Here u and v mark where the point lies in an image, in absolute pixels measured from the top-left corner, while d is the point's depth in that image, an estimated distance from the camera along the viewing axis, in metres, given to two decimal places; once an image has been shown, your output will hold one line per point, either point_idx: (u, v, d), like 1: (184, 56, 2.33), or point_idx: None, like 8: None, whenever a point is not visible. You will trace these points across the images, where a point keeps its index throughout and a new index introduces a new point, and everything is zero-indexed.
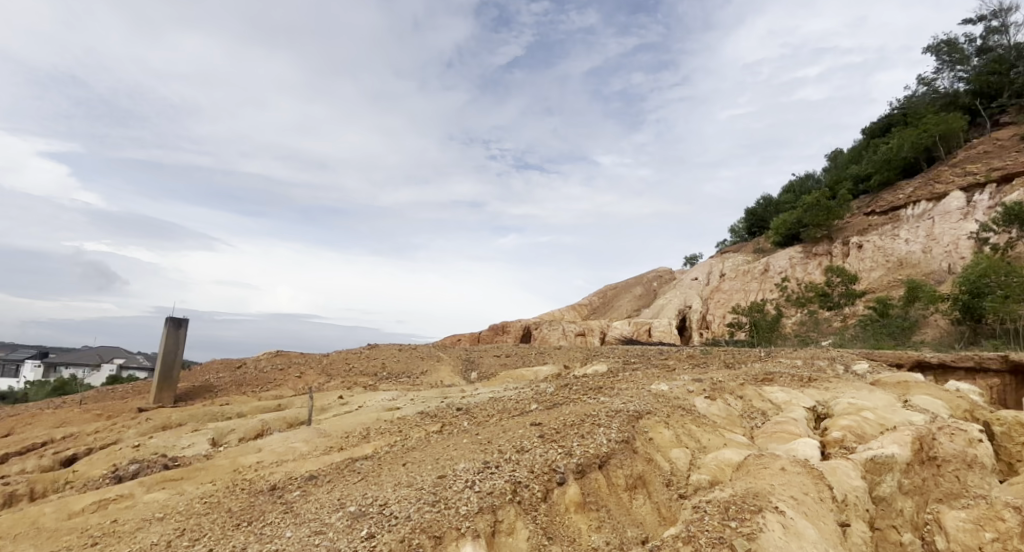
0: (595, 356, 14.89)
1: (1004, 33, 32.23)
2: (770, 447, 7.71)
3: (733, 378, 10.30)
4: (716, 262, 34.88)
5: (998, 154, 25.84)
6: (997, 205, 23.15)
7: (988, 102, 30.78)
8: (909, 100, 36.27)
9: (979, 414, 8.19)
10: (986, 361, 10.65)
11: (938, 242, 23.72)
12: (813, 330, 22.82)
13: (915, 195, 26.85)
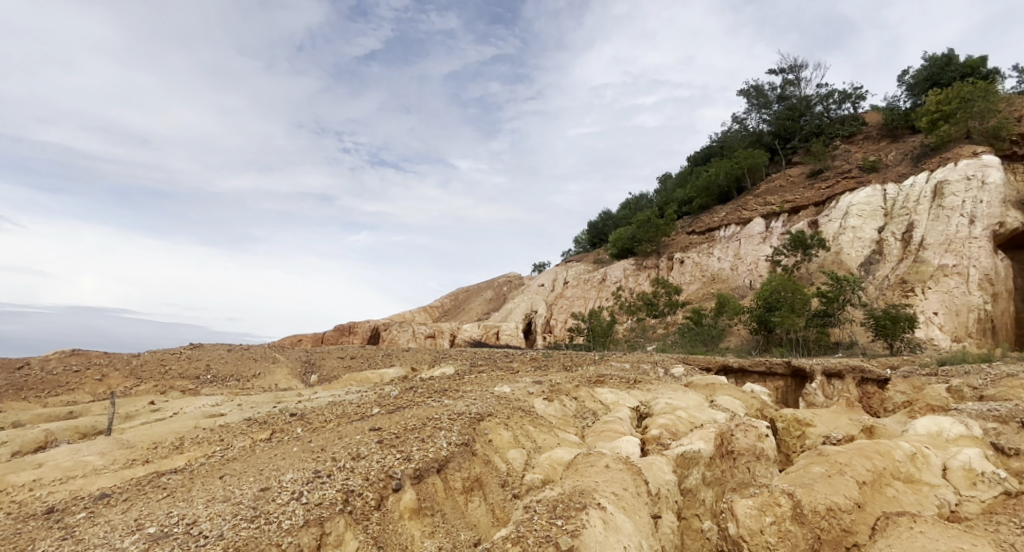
0: (443, 357, 14.96)
1: (798, 86, 37.02)
2: (597, 446, 8.17)
3: (570, 380, 10.73)
4: (562, 270, 36.99)
5: (791, 189, 30.26)
6: (787, 231, 26.97)
7: (784, 143, 36.15)
8: (726, 134, 41.22)
9: (768, 412, 9.37)
10: (774, 366, 11.84)
11: (743, 260, 27.09)
12: (640, 336, 25.27)
13: (727, 218, 30.56)
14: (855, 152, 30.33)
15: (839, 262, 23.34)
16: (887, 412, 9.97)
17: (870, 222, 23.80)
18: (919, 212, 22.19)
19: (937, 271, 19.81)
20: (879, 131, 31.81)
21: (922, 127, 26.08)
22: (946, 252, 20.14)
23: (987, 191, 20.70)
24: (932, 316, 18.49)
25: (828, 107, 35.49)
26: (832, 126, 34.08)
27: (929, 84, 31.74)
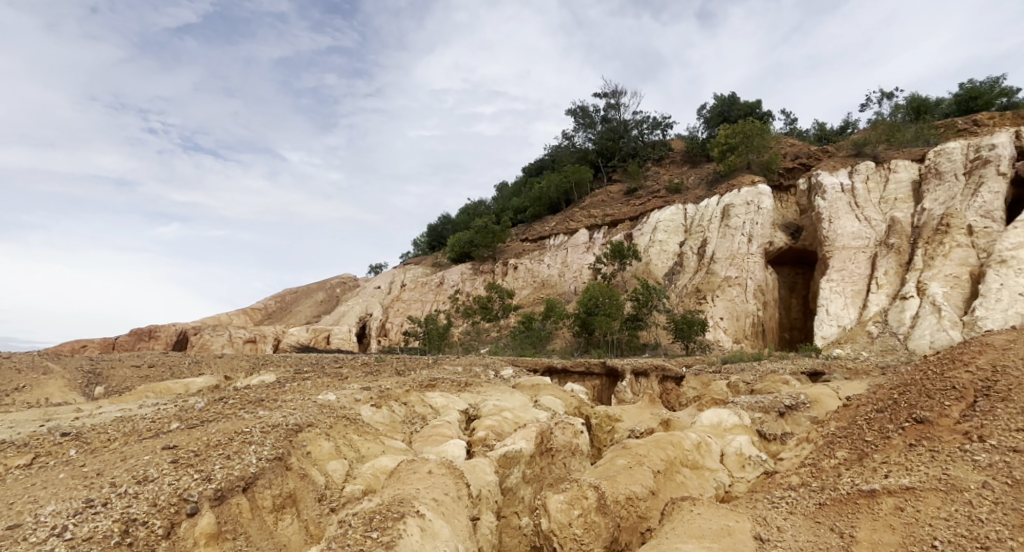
0: (264, 365, 13.96)
1: (617, 110, 41.20)
2: (423, 451, 8.08)
3: (401, 385, 10.58)
4: (398, 272, 36.34)
5: (610, 204, 32.46)
6: (607, 242, 28.81)
7: (606, 161, 39.50)
8: (557, 149, 44.14)
9: (585, 409, 10.02)
10: (592, 366, 12.78)
11: (569, 267, 28.75)
12: (475, 340, 26.17)
13: (556, 227, 31.83)
14: (664, 174, 34.11)
15: (649, 272, 25.22)
16: (680, 406, 10.63)
17: (674, 237, 26.11)
18: (711, 231, 24.73)
19: (724, 283, 22.28)
20: (682, 156, 36.09)
21: (715, 156, 28.99)
22: (730, 266, 22.58)
23: (761, 214, 23.55)
24: (718, 321, 21.06)
25: (642, 132, 40.10)
26: (644, 149, 38.35)
27: (720, 119, 36.51)
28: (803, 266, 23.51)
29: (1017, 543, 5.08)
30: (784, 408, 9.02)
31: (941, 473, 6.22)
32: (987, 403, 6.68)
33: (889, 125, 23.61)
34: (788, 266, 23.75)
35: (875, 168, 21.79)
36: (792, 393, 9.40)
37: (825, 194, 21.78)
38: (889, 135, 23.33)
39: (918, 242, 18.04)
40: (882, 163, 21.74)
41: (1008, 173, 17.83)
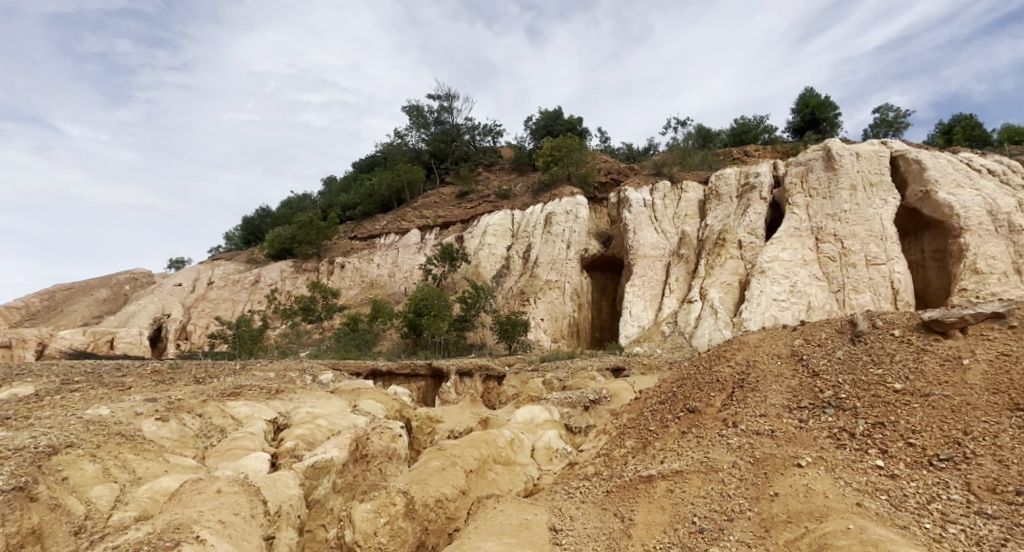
0: (16, 375, 11.66)
1: (450, 113, 42.10)
2: (218, 468, 7.33)
3: (196, 395, 9.56)
4: (205, 269, 31.69)
5: (442, 205, 32.40)
6: (437, 244, 28.36)
7: (439, 163, 39.94)
8: (390, 147, 43.76)
9: (406, 411, 10.04)
10: (418, 368, 12.84)
11: (400, 268, 27.73)
12: (294, 342, 24.38)
13: (386, 227, 30.64)
14: (494, 179, 35.34)
15: (478, 274, 24.70)
16: (499, 404, 11.14)
17: (502, 241, 25.98)
18: (535, 236, 25.09)
19: (546, 285, 22.52)
20: (511, 164, 37.33)
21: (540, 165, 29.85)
22: (552, 269, 22.95)
23: (578, 223, 24.48)
24: (539, 322, 21.05)
25: (475, 138, 41.55)
26: (476, 154, 39.46)
27: (544, 133, 39.01)
28: (614, 271, 24.92)
29: (753, 514, 6.11)
30: (588, 401, 9.73)
31: (703, 455, 7.14)
32: (740, 394, 7.82)
33: (681, 151, 26.17)
34: (601, 271, 24.98)
35: (670, 188, 23.43)
36: (596, 388, 10.15)
37: (630, 207, 22.92)
38: (681, 159, 25.83)
39: (702, 254, 19.66)
40: (675, 185, 23.55)
41: (768, 199, 20.11)
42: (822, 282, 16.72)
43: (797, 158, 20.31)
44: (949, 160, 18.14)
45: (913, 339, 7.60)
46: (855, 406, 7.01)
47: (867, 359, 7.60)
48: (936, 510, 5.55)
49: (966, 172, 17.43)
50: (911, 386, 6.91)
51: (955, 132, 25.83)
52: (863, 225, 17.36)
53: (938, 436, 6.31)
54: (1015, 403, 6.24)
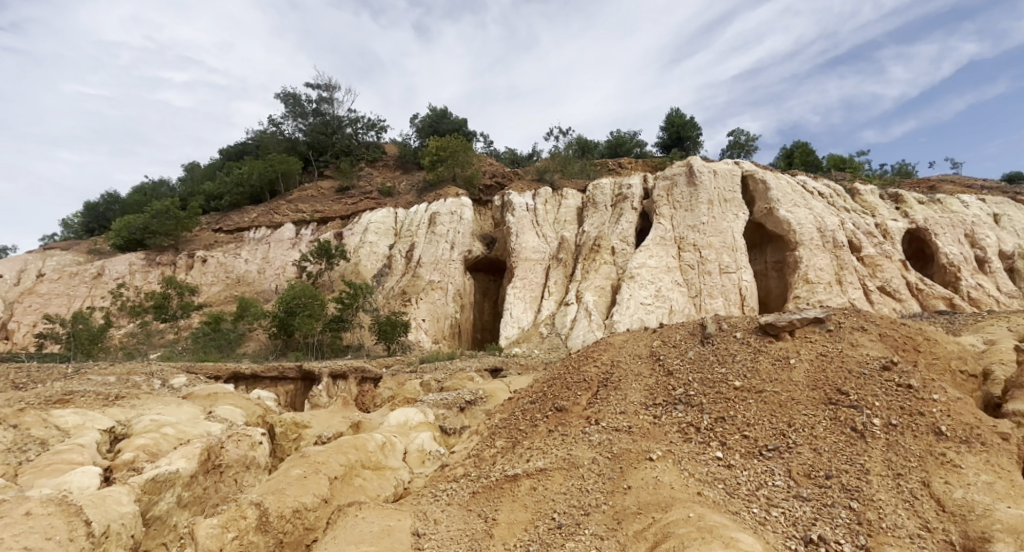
0: None
1: (330, 105, 40.27)
2: (33, 486, 6.29)
3: (13, 404, 8.34)
4: (31, 259, 27.44)
5: (321, 200, 30.37)
6: (314, 240, 26.92)
7: (317, 155, 37.80)
8: (263, 134, 41.12)
9: (270, 417, 9.53)
10: (286, 370, 12.14)
11: (271, 265, 25.93)
12: (142, 342, 21.72)
13: (257, 220, 28.44)
14: (376, 176, 33.78)
15: (356, 273, 21.96)
16: (374, 407, 10.82)
17: (383, 239, 23.55)
18: (418, 236, 23.10)
19: (427, 285, 20.48)
20: (394, 161, 36.23)
21: (426, 164, 27.50)
22: (434, 269, 20.93)
23: (462, 224, 22.87)
24: (420, 323, 18.96)
25: (356, 131, 40.05)
26: (357, 149, 38.00)
27: (430, 131, 38.40)
28: (497, 272, 23.41)
29: (606, 507, 6.40)
30: (464, 402, 9.75)
31: (565, 453, 7.37)
32: (604, 392, 8.21)
33: (563, 159, 25.43)
34: (483, 272, 23.40)
35: (552, 194, 22.14)
36: (472, 389, 10.23)
37: (511, 211, 21.17)
38: (562, 166, 24.90)
39: (579, 258, 18.42)
40: (557, 191, 22.31)
41: (639, 209, 19.41)
42: (683, 287, 16.25)
43: (663, 172, 19.77)
44: (789, 183, 18.65)
45: (751, 340, 8.38)
46: (701, 402, 7.60)
47: (713, 358, 8.27)
48: (763, 495, 6.19)
49: (800, 194, 18.07)
50: (748, 383, 7.62)
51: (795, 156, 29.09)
52: (718, 236, 17.13)
53: (767, 428, 7.01)
54: (829, 398, 7.12)
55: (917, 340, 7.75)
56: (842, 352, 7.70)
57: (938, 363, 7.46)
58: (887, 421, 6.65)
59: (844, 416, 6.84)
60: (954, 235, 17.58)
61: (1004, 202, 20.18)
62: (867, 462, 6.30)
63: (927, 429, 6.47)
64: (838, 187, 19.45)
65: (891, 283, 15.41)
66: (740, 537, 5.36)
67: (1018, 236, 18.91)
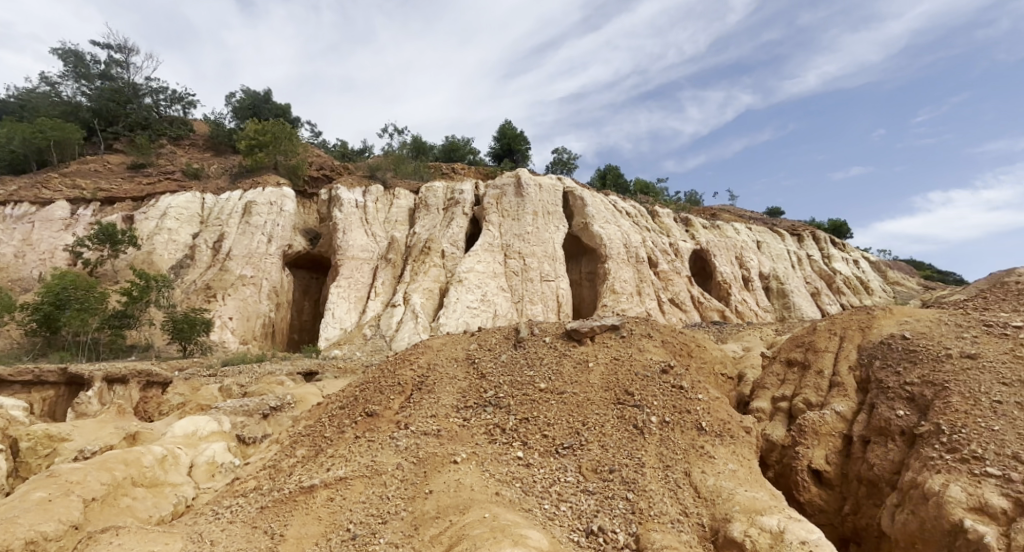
0: None
1: (124, 69, 35.85)
2: None
3: None
4: None
5: (106, 176, 26.07)
6: (95, 222, 22.63)
7: (106, 125, 32.88)
8: (31, 94, 34.91)
9: (13, 429, 7.88)
10: (45, 374, 10.49)
11: (34, 248, 21.40)
12: None
13: (16, 193, 23.30)
14: (180, 155, 30.02)
15: (148, 263, 18.90)
16: (159, 415, 9.65)
17: (185, 226, 20.56)
18: (229, 226, 20.32)
19: (236, 280, 18.17)
20: (205, 141, 32.40)
21: (240, 149, 24.16)
22: (246, 264, 18.72)
23: (283, 217, 20.72)
24: (226, 321, 16.90)
25: (157, 102, 35.98)
26: (158, 123, 33.30)
27: (250, 113, 35.21)
28: (320, 270, 21.84)
29: (406, 513, 6.21)
30: (267, 409, 9.10)
31: (369, 460, 7.09)
32: (417, 396, 8.13)
33: (397, 156, 23.40)
34: (305, 270, 21.59)
35: (384, 192, 20.21)
36: (279, 395, 9.57)
37: (339, 207, 18.84)
38: (395, 165, 22.95)
39: (408, 260, 17.11)
40: (389, 190, 20.47)
41: (470, 215, 18.60)
42: (507, 292, 15.94)
43: (494, 181, 19.22)
44: (602, 201, 19.61)
45: (558, 345, 8.91)
46: (509, 404, 7.86)
47: (524, 361, 8.63)
48: (555, 492, 6.54)
49: (610, 210, 19.08)
50: (552, 385, 8.06)
51: (607, 176, 32.32)
52: (541, 246, 17.12)
53: (565, 427, 7.45)
54: (618, 398, 7.78)
55: (691, 346, 8.94)
56: (632, 357, 8.47)
57: (705, 366, 8.81)
58: (663, 419, 7.43)
59: (629, 414, 7.52)
60: (727, 256, 20.38)
61: (766, 232, 24.01)
62: (643, 456, 6.97)
63: (692, 425, 7.36)
64: (641, 208, 20.80)
65: (679, 295, 17.24)
66: (529, 534, 5.56)
67: (773, 260, 22.53)
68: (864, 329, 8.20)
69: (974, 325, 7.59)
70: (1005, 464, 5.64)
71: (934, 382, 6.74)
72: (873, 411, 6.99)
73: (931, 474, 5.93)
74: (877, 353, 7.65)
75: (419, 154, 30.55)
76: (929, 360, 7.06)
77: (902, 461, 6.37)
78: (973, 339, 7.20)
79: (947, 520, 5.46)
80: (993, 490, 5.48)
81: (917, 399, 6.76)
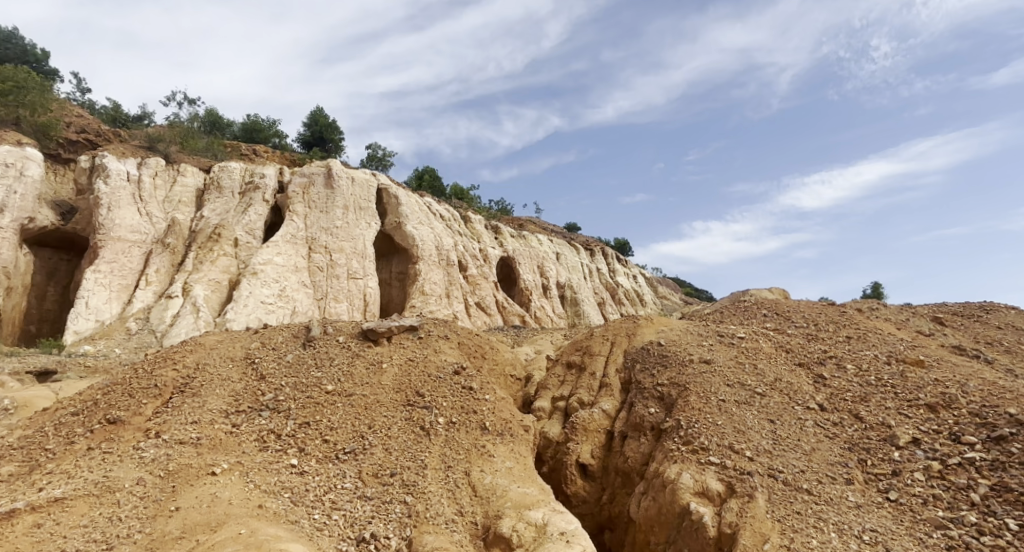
0: None
1: None
2: None
3: None
4: None
5: None
6: None
7: None
8: None
9: None
10: None
11: None
12: None
13: None
14: None
15: None
16: None
17: None
18: None
19: None
20: None
21: None
22: None
23: (23, 183, 16.77)
24: None
25: None
26: None
27: None
28: (72, 251, 18.54)
29: (141, 536, 5.23)
30: None
31: (101, 476, 6.03)
32: (178, 400, 7.26)
33: (185, 128, 20.57)
34: (52, 249, 18.08)
35: (165, 165, 17.44)
36: None
37: (103, 177, 15.56)
38: (181, 138, 19.72)
39: (192, 246, 15.04)
40: (173, 164, 17.74)
41: (272, 203, 17.14)
42: (309, 288, 14.80)
43: (300, 169, 17.57)
44: (417, 201, 19.32)
45: (352, 345, 8.73)
46: (288, 407, 7.41)
47: (310, 361, 8.26)
48: (328, 500, 6.20)
49: (424, 211, 18.96)
50: (339, 387, 7.76)
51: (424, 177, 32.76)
52: (349, 242, 16.24)
53: (348, 431, 7.16)
54: (408, 400, 7.76)
55: (484, 349, 9.38)
56: (426, 358, 8.54)
57: (496, 367, 9.26)
58: (449, 420, 7.54)
59: (417, 416, 7.51)
60: (530, 265, 21.89)
61: (565, 245, 26.05)
62: (426, 457, 6.95)
63: (477, 425, 7.56)
64: (455, 212, 21.04)
65: (484, 299, 18.00)
66: (290, 547, 5.10)
67: (569, 271, 24.60)
68: (630, 335, 9.40)
69: (711, 335, 9.15)
70: (723, 453, 6.68)
71: (679, 383, 7.81)
72: (631, 409, 7.88)
73: (670, 463, 6.78)
74: (638, 357, 8.76)
75: (213, 128, 28.07)
76: (677, 363, 8.23)
77: (650, 453, 7.22)
78: (709, 346, 8.70)
79: (678, 504, 6.28)
80: (713, 476, 6.44)
81: (665, 397, 7.77)
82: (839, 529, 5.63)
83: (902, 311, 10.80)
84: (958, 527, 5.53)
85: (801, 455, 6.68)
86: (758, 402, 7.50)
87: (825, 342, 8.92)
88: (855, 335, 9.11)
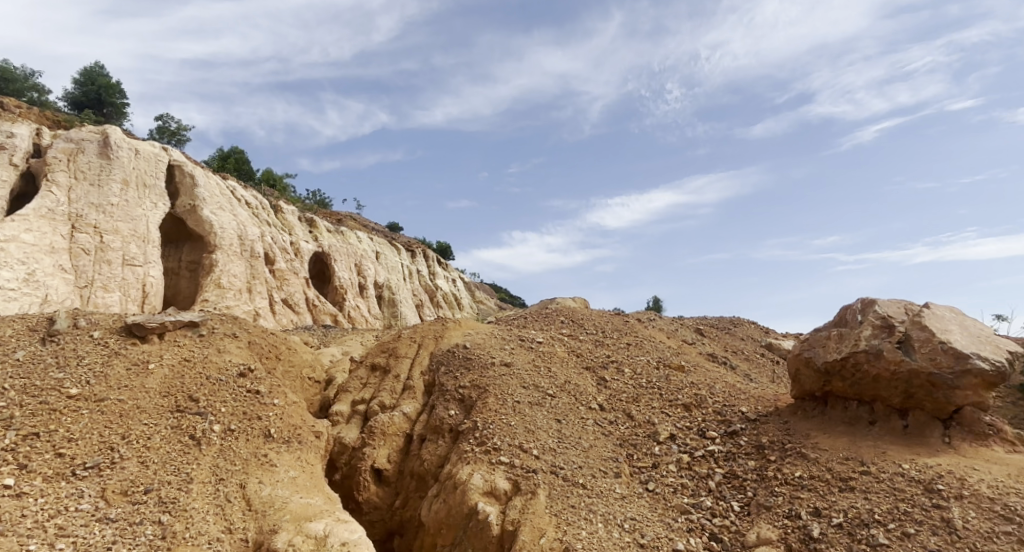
0: None
1: None
2: None
3: None
4: None
5: None
6: None
7: None
8: None
9: None
10: None
11: None
12: None
13: None
14: None
15: None
16: None
17: None
18: None
19: None
20: None
21: None
22: None
23: None
24: None
25: None
26: None
27: None
28: None
29: None
30: None
31: None
32: None
33: None
34: None
35: None
36: None
37: None
38: None
39: None
40: None
41: (23, 168, 14.33)
42: (68, 274, 12.46)
43: (67, 133, 14.97)
44: (219, 184, 17.55)
45: (110, 341, 7.68)
46: (10, 415, 6.13)
47: (50, 361, 7.03)
48: (52, 526, 4.99)
49: (227, 197, 17.29)
50: (88, 391, 6.70)
51: (229, 160, 29.89)
52: (128, 222, 14.17)
53: (93, 443, 6.09)
54: (177, 406, 6.94)
55: (279, 350, 8.87)
56: (207, 358, 7.82)
57: (290, 370, 8.80)
58: (226, 427, 6.87)
59: (186, 424, 6.71)
60: (347, 263, 21.15)
61: (385, 246, 25.77)
62: (192, 470, 6.16)
63: (259, 432, 7.01)
64: (263, 201, 19.50)
65: (292, 296, 17.04)
66: None
67: (388, 272, 24.37)
68: (437, 338, 9.53)
69: (512, 339, 9.62)
70: (513, 452, 6.95)
71: (479, 386, 8.04)
72: (432, 412, 7.93)
73: (463, 465, 6.88)
74: (443, 359, 8.87)
75: None
76: (478, 366, 8.48)
77: (445, 455, 7.26)
78: (510, 350, 9.11)
79: (467, 505, 6.37)
80: (502, 475, 6.66)
81: (465, 399, 7.94)
82: (606, 519, 6.14)
83: (673, 323, 12.50)
84: (697, 511, 6.39)
85: (580, 451, 7.23)
86: (548, 402, 8.01)
87: (609, 348, 9.89)
88: (633, 342, 10.25)
